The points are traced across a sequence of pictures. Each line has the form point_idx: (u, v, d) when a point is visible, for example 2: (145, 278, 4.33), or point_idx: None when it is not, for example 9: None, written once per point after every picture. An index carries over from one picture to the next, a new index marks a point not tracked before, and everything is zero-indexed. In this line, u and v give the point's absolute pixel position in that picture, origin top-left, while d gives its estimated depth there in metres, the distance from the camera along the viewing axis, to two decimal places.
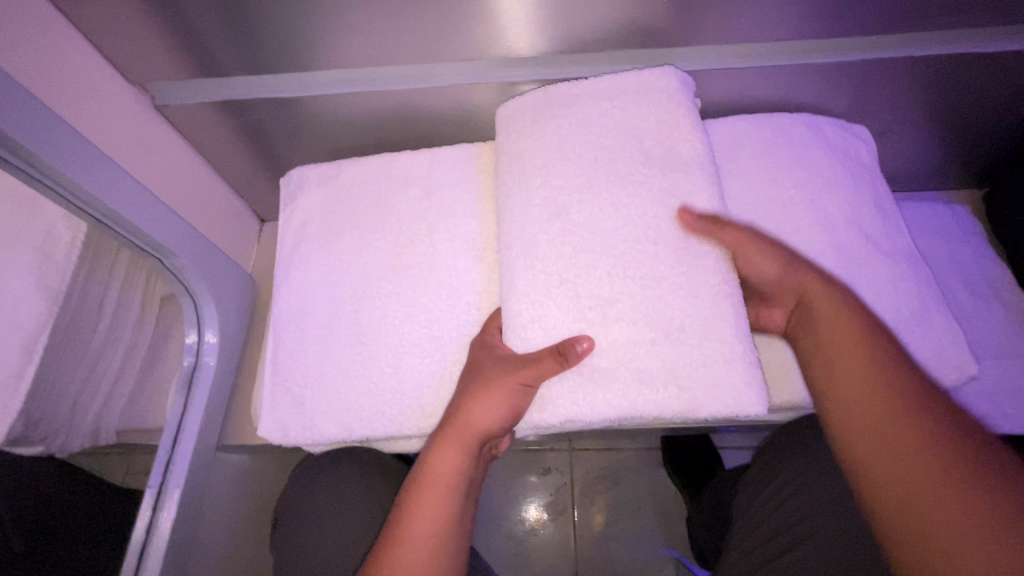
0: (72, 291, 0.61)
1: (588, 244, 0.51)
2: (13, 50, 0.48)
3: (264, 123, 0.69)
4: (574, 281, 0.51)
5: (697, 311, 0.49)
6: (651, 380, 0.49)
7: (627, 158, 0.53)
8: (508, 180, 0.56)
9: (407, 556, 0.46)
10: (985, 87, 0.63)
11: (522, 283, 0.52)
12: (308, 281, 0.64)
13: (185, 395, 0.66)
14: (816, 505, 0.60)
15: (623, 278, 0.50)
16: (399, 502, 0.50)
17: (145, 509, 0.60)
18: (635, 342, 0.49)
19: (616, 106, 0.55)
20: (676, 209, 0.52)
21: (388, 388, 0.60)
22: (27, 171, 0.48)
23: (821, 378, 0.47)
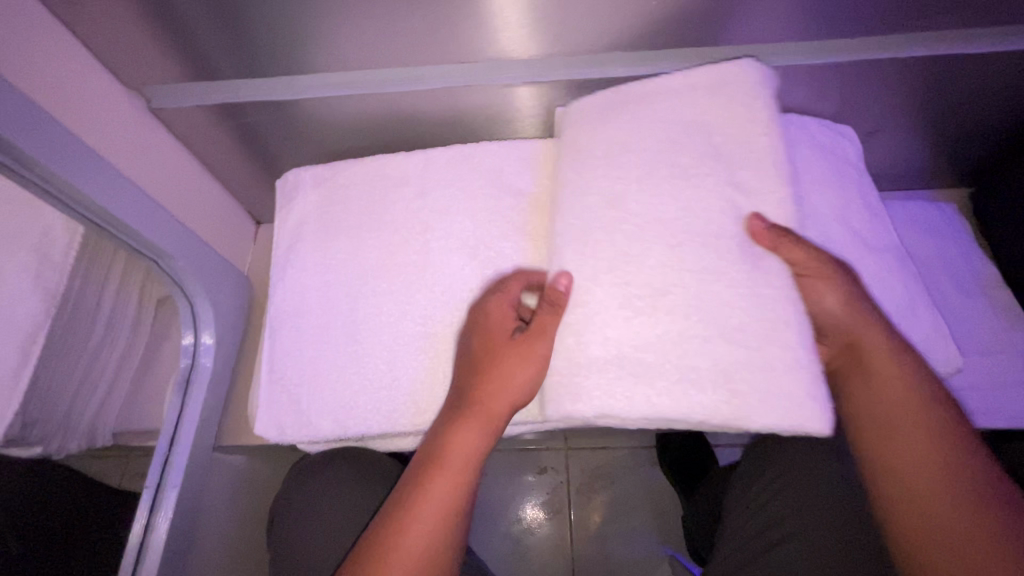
0: (69, 293, 0.63)
1: (642, 233, 0.50)
2: (9, 55, 0.48)
3: (257, 124, 0.69)
4: (627, 270, 0.50)
5: (758, 312, 0.47)
6: (700, 382, 0.47)
7: (689, 151, 0.52)
8: (567, 167, 0.56)
9: (421, 525, 0.47)
10: (974, 84, 0.62)
11: (573, 271, 0.51)
12: (302, 280, 0.62)
13: (181, 396, 0.70)
14: (807, 505, 0.59)
15: (679, 270, 0.49)
16: (420, 475, 0.48)
17: (143, 509, 0.65)
18: (686, 338, 0.47)
19: (684, 101, 0.54)
20: (747, 214, 0.50)
21: (382, 385, 0.58)
22: (23, 174, 0.49)
23: (860, 402, 0.49)
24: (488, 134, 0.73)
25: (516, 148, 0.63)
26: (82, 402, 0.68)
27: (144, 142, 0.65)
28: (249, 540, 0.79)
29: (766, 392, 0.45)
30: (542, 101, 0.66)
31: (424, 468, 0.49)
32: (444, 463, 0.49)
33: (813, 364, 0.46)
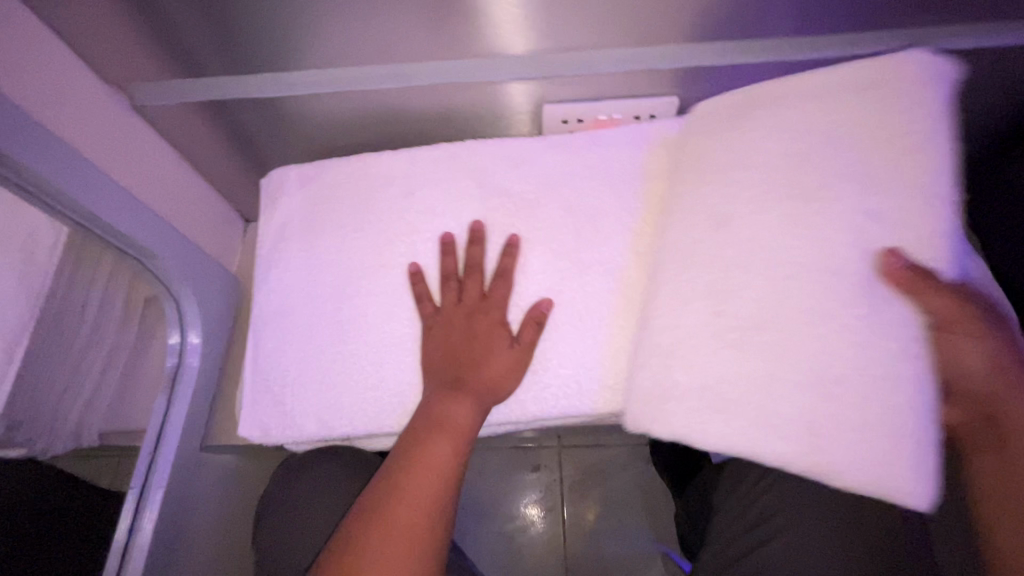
0: (54, 293, 0.63)
1: (737, 260, 0.49)
2: None
3: (242, 121, 0.68)
4: (721, 300, 0.49)
5: (867, 364, 0.44)
6: (785, 429, 0.45)
7: (805, 174, 0.49)
8: (683, 179, 0.54)
9: (416, 486, 0.50)
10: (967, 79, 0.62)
11: (668, 296, 0.51)
12: (287, 279, 0.61)
13: (168, 396, 0.70)
14: (792, 508, 0.59)
15: (775, 305, 0.47)
16: (413, 440, 0.52)
17: (127, 509, 0.65)
18: (773, 380, 0.46)
19: (810, 116, 0.50)
20: (881, 250, 0.46)
21: (368, 386, 0.57)
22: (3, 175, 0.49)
23: (994, 466, 0.46)
24: (477, 131, 0.72)
25: (504, 146, 0.63)
26: (69, 401, 0.67)
27: (129, 141, 0.64)
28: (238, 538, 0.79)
29: (848, 439, 0.44)
30: (531, 97, 0.65)
31: (417, 434, 0.53)
32: (439, 433, 0.52)
33: (805, 372, 0.45)
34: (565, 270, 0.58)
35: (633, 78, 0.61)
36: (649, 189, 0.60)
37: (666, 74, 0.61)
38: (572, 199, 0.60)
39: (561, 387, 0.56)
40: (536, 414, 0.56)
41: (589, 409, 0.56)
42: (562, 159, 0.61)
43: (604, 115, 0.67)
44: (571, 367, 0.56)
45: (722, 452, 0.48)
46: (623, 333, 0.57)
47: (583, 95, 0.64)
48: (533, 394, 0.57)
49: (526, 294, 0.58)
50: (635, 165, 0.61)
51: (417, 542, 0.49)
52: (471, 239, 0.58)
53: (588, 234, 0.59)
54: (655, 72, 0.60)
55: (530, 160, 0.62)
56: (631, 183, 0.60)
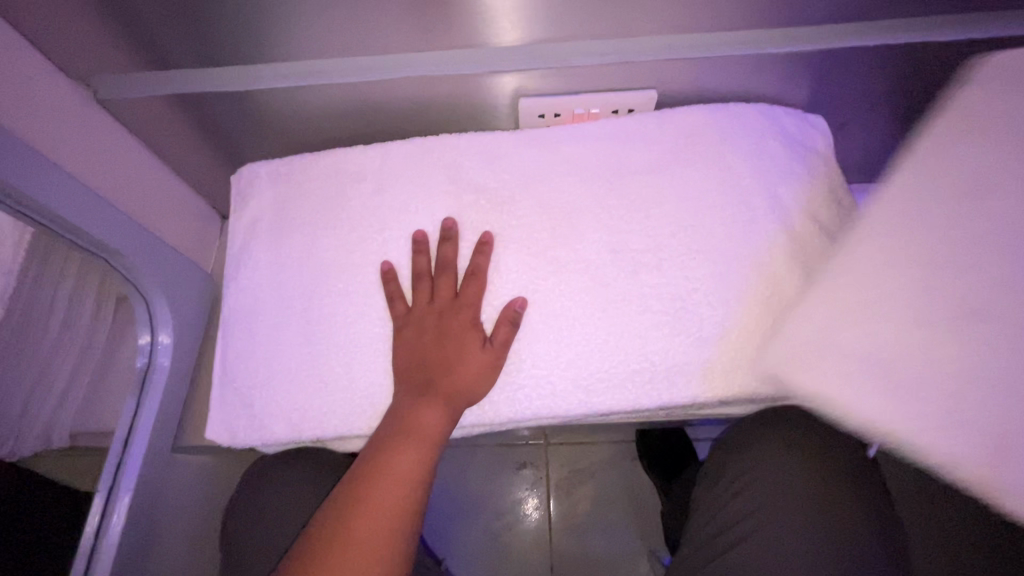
0: (21, 291, 0.61)
1: (969, 243, 0.48)
2: None
3: (214, 115, 0.66)
4: (942, 281, 0.48)
5: None
6: (960, 427, 0.45)
7: None
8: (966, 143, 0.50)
9: (390, 492, 0.49)
10: (949, 72, 0.61)
11: (946, 275, 0.48)
12: (256, 278, 0.60)
13: (138, 397, 0.69)
14: (764, 505, 0.59)
15: (976, 288, 0.47)
16: (383, 445, 0.51)
17: (93, 515, 0.64)
18: (952, 363, 0.46)
19: None
20: None
21: (338, 388, 0.56)
22: None
23: None
24: (454, 126, 0.71)
25: (478, 141, 0.62)
26: (38, 401, 0.65)
27: (93, 136, 0.63)
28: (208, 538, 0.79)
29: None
30: (506, 90, 0.63)
31: (385, 440, 0.51)
32: (405, 440, 0.51)
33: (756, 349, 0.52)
34: (539, 268, 0.57)
35: (610, 70, 0.60)
36: (625, 185, 0.59)
37: (644, 66, 0.59)
38: (546, 195, 0.59)
39: (533, 387, 0.55)
40: (508, 415, 0.55)
41: (561, 410, 0.55)
42: (538, 154, 0.61)
43: (582, 109, 0.65)
44: (544, 367, 0.55)
45: (872, 430, 0.48)
46: (598, 332, 0.55)
47: (560, 88, 0.63)
48: (505, 395, 0.55)
49: (499, 292, 0.57)
50: (612, 161, 0.60)
51: (380, 553, 0.47)
52: (443, 237, 0.57)
53: (563, 231, 0.58)
54: (632, 64, 0.59)
55: (505, 156, 0.61)
56: (607, 179, 0.59)
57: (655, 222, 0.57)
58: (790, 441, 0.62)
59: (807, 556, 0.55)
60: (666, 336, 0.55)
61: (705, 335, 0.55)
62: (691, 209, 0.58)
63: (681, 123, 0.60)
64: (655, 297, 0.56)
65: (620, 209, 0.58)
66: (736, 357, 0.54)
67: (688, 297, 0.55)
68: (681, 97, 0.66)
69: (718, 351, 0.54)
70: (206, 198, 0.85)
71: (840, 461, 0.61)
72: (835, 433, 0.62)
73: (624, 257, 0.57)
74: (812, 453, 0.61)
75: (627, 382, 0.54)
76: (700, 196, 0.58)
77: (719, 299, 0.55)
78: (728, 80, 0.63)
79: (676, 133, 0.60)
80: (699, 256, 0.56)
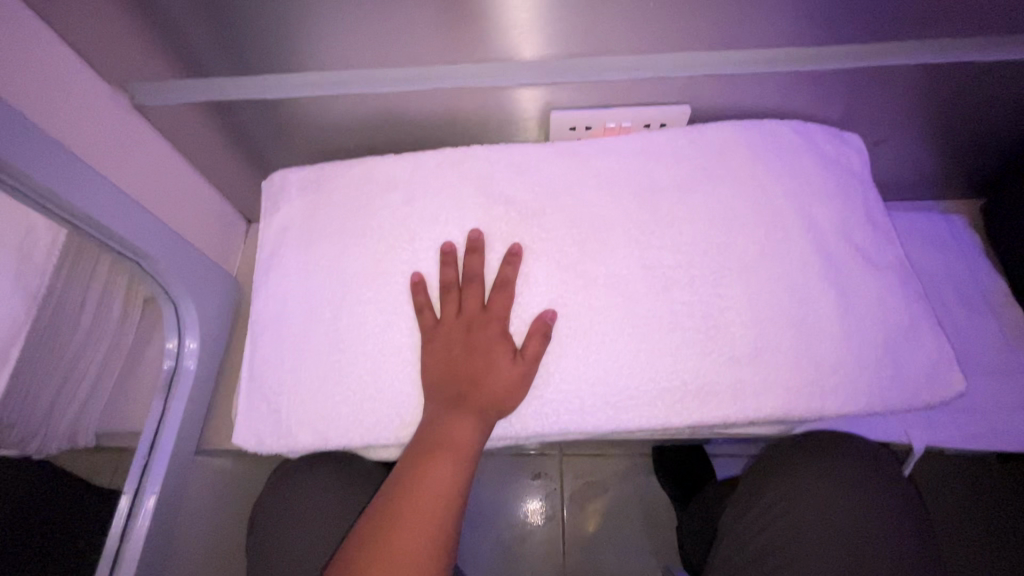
0: (52, 292, 0.61)
1: None
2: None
3: (246, 121, 0.67)
4: None
5: None
6: None
7: None
8: None
9: (424, 507, 0.49)
10: (988, 93, 0.60)
11: None
12: (285, 284, 0.60)
13: (165, 399, 0.72)
14: (802, 531, 0.58)
15: None
16: (415, 458, 0.51)
17: (120, 515, 0.66)
18: None
19: None
20: None
21: (365, 396, 0.56)
22: (11, 186, 0.48)
23: None
24: (482, 137, 0.71)
25: (509, 154, 0.62)
26: (63, 402, 0.64)
27: (127, 140, 0.63)
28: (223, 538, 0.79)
29: None
30: (538, 102, 0.63)
31: (417, 452, 0.51)
32: (439, 453, 0.51)
33: (817, 366, 0.53)
34: (569, 282, 0.56)
35: (643, 86, 0.60)
36: (658, 201, 0.58)
37: (678, 81, 0.59)
38: (576, 210, 0.59)
39: (562, 402, 0.55)
40: (535, 429, 0.55)
41: (589, 426, 0.54)
42: (569, 169, 0.60)
43: (614, 122, 0.65)
44: (572, 382, 0.55)
45: None
46: (627, 349, 0.55)
47: (592, 101, 0.63)
48: (533, 408, 0.55)
49: (528, 306, 0.56)
50: (644, 177, 0.60)
51: (421, 567, 0.47)
52: (469, 248, 0.57)
53: (593, 246, 0.57)
54: (667, 79, 0.58)
55: (536, 169, 0.61)
56: (639, 194, 0.59)
57: (687, 239, 0.57)
58: (828, 466, 0.60)
59: None
60: (697, 354, 0.54)
61: (738, 355, 0.54)
62: (724, 226, 0.57)
63: (713, 139, 0.60)
64: (687, 315, 0.55)
65: (651, 224, 0.58)
66: (769, 377, 0.53)
67: (721, 315, 0.55)
68: (712, 113, 0.65)
69: (751, 371, 0.54)
70: (230, 202, 0.86)
71: (876, 490, 0.59)
72: (870, 456, 0.61)
73: (655, 273, 0.56)
74: (849, 478, 0.60)
75: (657, 400, 0.54)
76: (732, 213, 0.57)
77: (752, 318, 0.54)
78: (762, 97, 0.62)
79: (708, 148, 0.60)
80: (731, 274, 0.56)
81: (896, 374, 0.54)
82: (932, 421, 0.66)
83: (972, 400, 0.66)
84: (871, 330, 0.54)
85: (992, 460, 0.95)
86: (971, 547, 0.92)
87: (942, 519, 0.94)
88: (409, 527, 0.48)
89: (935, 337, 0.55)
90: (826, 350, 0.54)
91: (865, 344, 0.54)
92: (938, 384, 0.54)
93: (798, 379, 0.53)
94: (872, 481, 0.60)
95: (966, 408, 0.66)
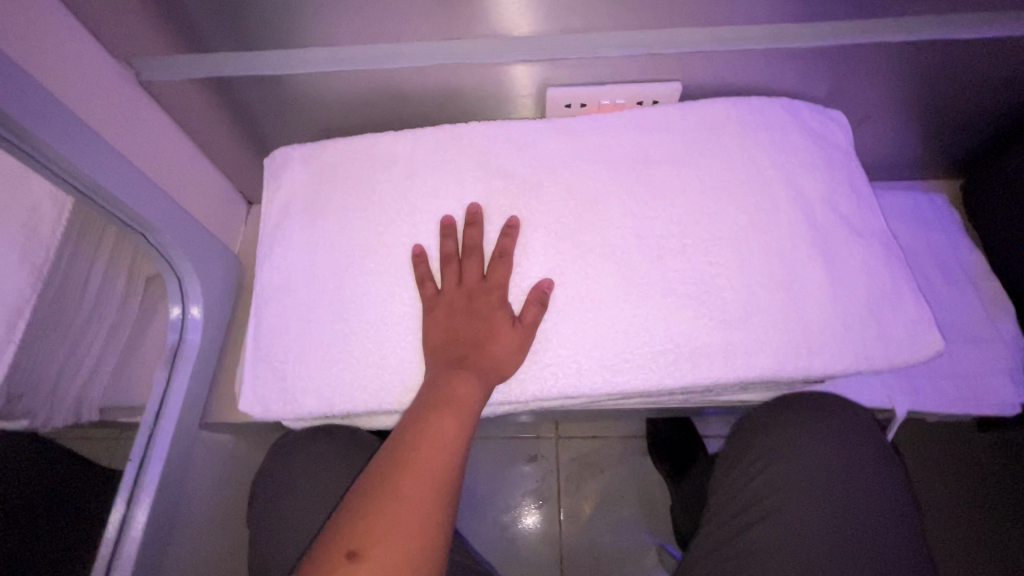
0: (58, 267, 0.62)
1: None
2: (8, 32, 0.48)
3: (248, 100, 0.68)
4: None
5: None
6: None
7: None
8: None
9: (427, 459, 0.50)
10: (969, 70, 0.62)
11: None
12: (289, 257, 0.62)
13: (168, 371, 0.70)
14: (784, 487, 0.61)
15: None
16: (418, 413, 0.52)
17: (125, 485, 0.65)
18: None
19: None
20: None
21: (369, 363, 0.58)
22: (22, 150, 0.49)
23: None
24: (480, 115, 0.72)
25: (507, 130, 0.63)
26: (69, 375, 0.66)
27: (132, 116, 0.64)
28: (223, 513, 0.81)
29: None
30: (535, 80, 0.65)
31: (421, 408, 0.52)
32: (442, 408, 0.52)
33: (804, 329, 0.56)
34: (566, 251, 0.58)
35: (637, 63, 0.61)
36: (651, 174, 0.60)
37: (671, 59, 0.61)
38: (572, 183, 0.60)
39: (559, 366, 0.57)
40: (535, 393, 0.57)
41: (586, 388, 0.56)
42: (566, 143, 0.62)
43: (608, 100, 0.67)
44: (569, 348, 0.57)
45: None
46: (622, 315, 0.57)
47: (587, 78, 0.64)
48: (532, 372, 0.57)
49: (526, 275, 0.58)
50: (637, 151, 0.62)
51: (427, 511, 0.47)
52: (469, 221, 0.59)
53: (589, 217, 0.59)
54: (661, 56, 0.60)
55: (533, 144, 0.63)
56: (633, 168, 0.61)
57: (679, 210, 0.59)
58: (811, 425, 0.63)
59: (823, 536, 0.57)
60: (690, 318, 0.56)
61: (728, 319, 0.56)
62: (715, 197, 0.59)
63: (704, 115, 0.62)
64: (679, 282, 0.57)
65: (644, 196, 0.60)
66: (758, 340, 0.56)
67: (712, 282, 0.57)
68: (704, 91, 0.67)
69: (741, 334, 0.56)
70: (231, 184, 0.87)
71: (858, 447, 0.62)
72: (855, 414, 0.64)
73: (648, 243, 0.58)
74: (835, 434, 0.62)
75: (650, 363, 0.56)
76: (723, 184, 0.59)
77: (742, 284, 0.57)
78: (751, 74, 0.64)
79: (699, 123, 0.62)
80: (722, 243, 0.58)
81: (880, 337, 0.56)
82: (915, 387, 0.69)
83: (952, 367, 0.70)
84: (856, 296, 0.57)
85: (975, 432, 0.99)
86: (957, 516, 0.95)
87: (928, 490, 0.97)
88: (413, 477, 0.48)
89: (917, 302, 0.57)
90: (813, 314, 0.56)
91: (851, 308, 0.56)
92: (921, 345, 0.56)
93: (786, 341, 0.56)
94: (858, 437, 0.62)
95: (946, 376, 0.69)
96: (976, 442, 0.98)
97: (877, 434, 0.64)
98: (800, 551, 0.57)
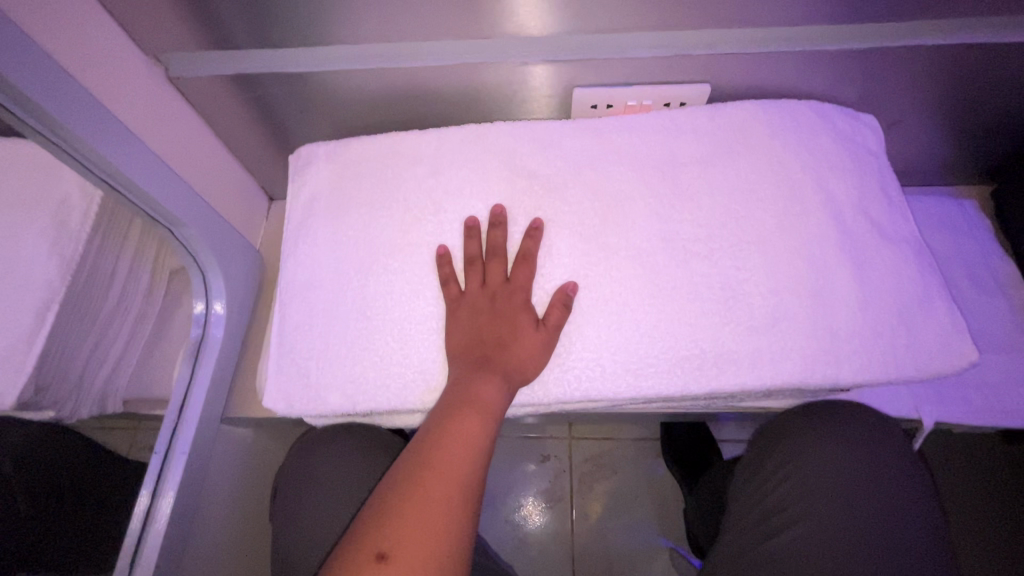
0: (85, 260, 0.63)
1: None
2: (52, 32, 0.49)
3: (273, 97, 0.68)
4: None
5: None
6: None
7: None
8: None
9: (451, 460, 0.50)
10: (1006, 74, 0.61)
11: None
12: (314, 254, 0.62)
13: (192, 364, 0.71)
14: (809, 496, 0.60)
15: None
16: (443, 412, 0.52)
17: (149, 477, 0.66)
18: None
19: None
20: None
21: (393, 362, 0.58)
22: (67, 151, 0.51)
23: None
24: (503, 114, 0.72)
25: (532, 131, 0.63)
26: (95, 364, 0.67)
27: (161, 112, 0.64)
28: (241, 506, 0.81)
29: None
30: (560, 80, 0.64)
31: (445, 408, 0.53)
32: (466, 409, 0.52)
33: (832, 337, 0.55)
34: (591, 254, 0.58)
35: (666, 64, 0.60)
36: (678, 177, 0.60)
37: (701, 60, 0.60)
38: (598, 184, 0.60)
39: (583, 369, 0.56)
40: (558, 395, 0.57)
41: (610, 392, 0.56)
42: (592, 144, 0.62)
43: (635, 100, 0.66)
44: (594, 351, 0.56)
45: None
46: (646, 319, 0.56)
47: (614, 79, 0.64)
48: (555, 374, 0.57)
49: (550, 277, 0.58)
50: (664, 154, 0.61)
51: (452, 510, 0.47)
52: (492, 222, 0.59)
53: (614, 220, 0.59)
54: (690, 57, 0.59)
55: (558, 145, 0.62)
56: (660, 170, 0.60)
57: (707, 214, 0.58)
58: (835, 433, 0.62)
59: (850, 546, 0.57)
60: (716, 323, 0.56)
61: (755, 325, 0.55)
62: (743, 201, 0.58)
63: (732, 117, 0.61)
64: (705, 286, 0.56)
65: (672, 198, 0.59)
66: (786, 346, 0.55)
67: (739, 287, 0.56)
68: (732, 92, 0.66)
69: (768, 341, 0.55)
70: (252, 179, 0.87)
71: (884, 456, 0.61)
72: (880, 423, 0.63)
73: (675, 246, 0.58)
74: (859, 442, 0.62)
75: (675, 369, 0.55)
76: (752, 189, 0.59)
77: (770, 291, 0.56)
78: (782, 77, 0.63)
79: (728, 126, 0.61)
80: (749, 248, 0.57)
81: (911, 346, 0.55)
82: (941, 397, 0.68)
83: (979, 377, 0.68)
84: (887, 303, 0.56)
85: (997, 441, 0.97)
86: (977, 526, 0.94)
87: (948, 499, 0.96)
88: (437, 477, 0.48)
89: (949, 311, 0.56)
90: (842, 321, 0.55)
91: (881, 316, 0.55)
92: (952, 355, 0.55)
93: (814, 348, 0.55)
94: (883, 446, 0.61)
95: (973, 384, 0.68)
96: (1000, 456, 0.97)
97: (903, 443, 0.63)
98: (827, 561, 0.56)
